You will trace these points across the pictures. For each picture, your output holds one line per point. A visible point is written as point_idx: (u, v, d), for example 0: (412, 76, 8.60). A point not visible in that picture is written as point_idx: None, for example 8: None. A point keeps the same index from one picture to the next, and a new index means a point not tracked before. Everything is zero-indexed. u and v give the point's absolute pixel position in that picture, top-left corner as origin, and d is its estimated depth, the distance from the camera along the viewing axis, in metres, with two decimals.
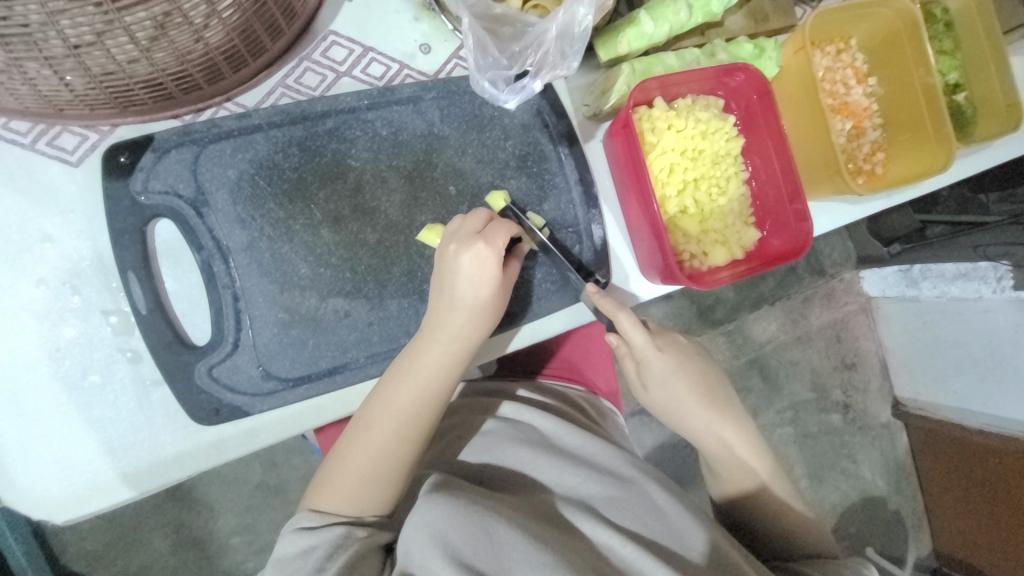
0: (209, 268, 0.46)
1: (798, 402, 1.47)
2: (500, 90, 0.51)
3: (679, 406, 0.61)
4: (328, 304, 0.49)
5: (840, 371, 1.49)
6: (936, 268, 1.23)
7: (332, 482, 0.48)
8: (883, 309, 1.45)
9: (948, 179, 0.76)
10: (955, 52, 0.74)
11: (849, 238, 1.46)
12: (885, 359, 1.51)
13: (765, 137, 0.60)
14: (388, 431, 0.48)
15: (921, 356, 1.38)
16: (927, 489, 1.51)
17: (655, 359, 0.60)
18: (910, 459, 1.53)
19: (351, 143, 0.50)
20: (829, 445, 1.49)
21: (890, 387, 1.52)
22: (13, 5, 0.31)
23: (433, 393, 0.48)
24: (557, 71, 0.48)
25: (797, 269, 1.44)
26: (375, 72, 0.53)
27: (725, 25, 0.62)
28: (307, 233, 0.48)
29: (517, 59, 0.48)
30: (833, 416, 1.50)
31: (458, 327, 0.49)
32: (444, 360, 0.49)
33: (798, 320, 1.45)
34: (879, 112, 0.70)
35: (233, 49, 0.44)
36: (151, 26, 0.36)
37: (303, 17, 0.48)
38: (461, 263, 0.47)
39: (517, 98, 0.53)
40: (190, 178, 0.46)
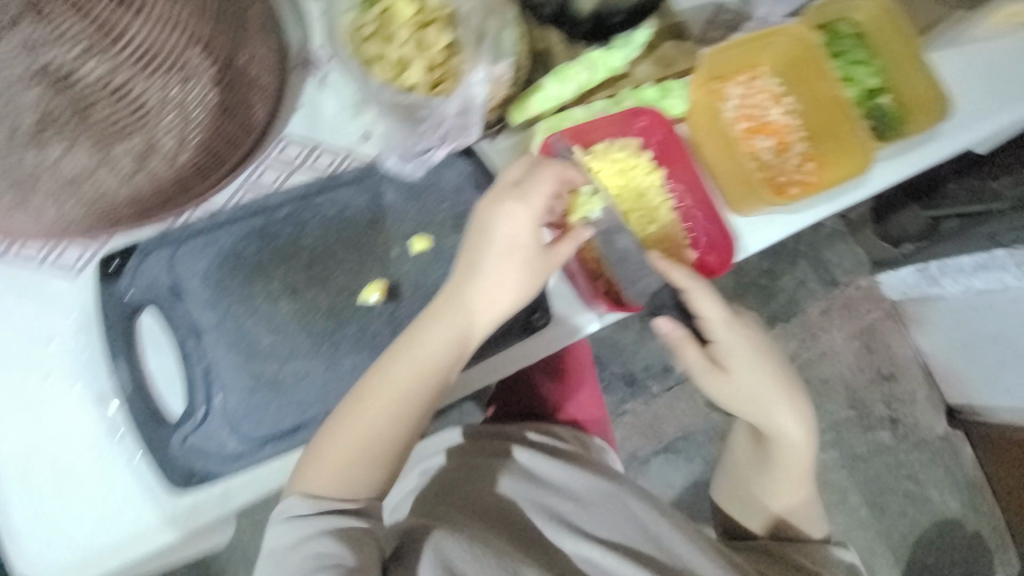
0: (184, 346, 0.53)
1: (837, 422, 1.40)
2: (406, 162, 0.60)
3: (769, 399, 0.67)
4: (288, 367, 0.54)
5: (878, 383, 1.42)
6: (953, 262, 1.13)
7: (317, 466, 0.51)
8: (909, 312, 1.40)
9: (893, 176, 0.77)
10: (871, 60, 0.78)
11: (857, 243, 1.43)
12: (926, 365, 1.43)
13: (683, 167, 0.67)
14: (376, 416, 0.51)
15: (960, 359, 1.30)
16: (1006, 504, 1.37)
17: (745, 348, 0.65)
18: (980, 471, 1.41)
19: (305, 225, 0.58)
20: (881, 466, 1.40)
21: (939, 395, 1.43)
22: (21, 152, 0.44)
23: (424, 378, 0.52)
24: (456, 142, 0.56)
25: (807, 283, 1.42)
26: (324, 162, 0.62)
27: (634, 73, 0.68)
28: (268, 306, 0.55)
29: (416, 137, 0.57)
30: (881, 434, 1.41)
31: (477, 307, 0.53)
32: (440, 342, 0.52)
33: (818, 335, 1.41)
34: (802, 125, 0.74)
35: (199, 166, 0.53)
36: (133, 155, 0.48)
37: (257, 129, 0.58)
38: (500, 228, 0.53)
39: (423, 167, 0.61)
40: (168, 272, 0.55)
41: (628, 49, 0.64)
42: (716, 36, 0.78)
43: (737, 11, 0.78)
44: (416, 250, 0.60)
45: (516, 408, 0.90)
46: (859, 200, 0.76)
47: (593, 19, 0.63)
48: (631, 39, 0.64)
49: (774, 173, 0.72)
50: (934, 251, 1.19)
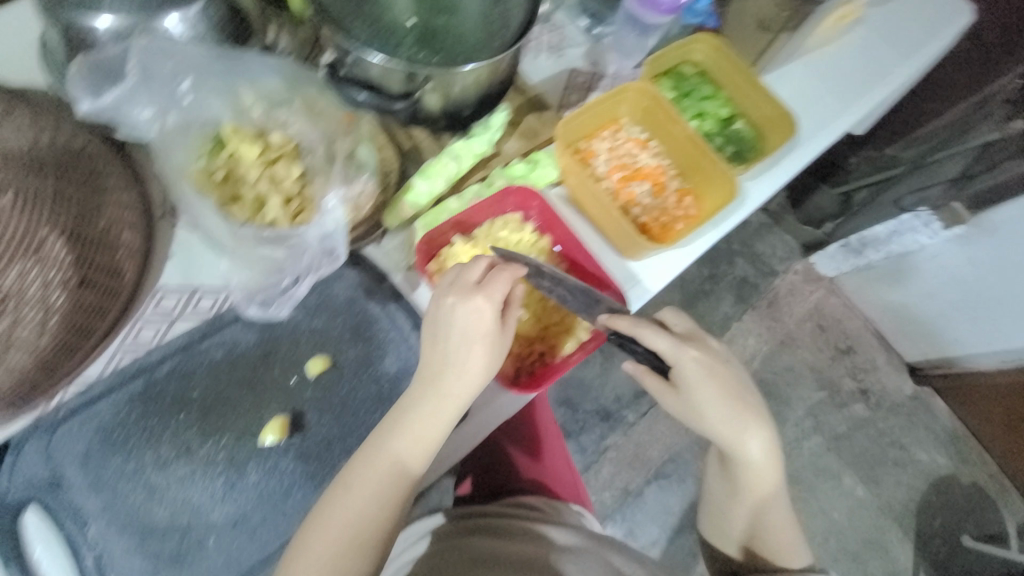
0: (71, 540, 0.50)
1: (812, 407, 1.42)
2: (270, 305, 0.59)
3: (721, 414, 0.63)
4: (191, 536, 0.51)
5: (839, 359, 1.46)
6: (869, 233, 1.25)
7: (300, 570, 0.50)
8: (847, 285, 1.46)
9: (767, 191, 0.82)
10: (719, 92, 0.85)
11: (783, 232, 1.51)
12: (879, 331, 1.48)
13: (564, 231, 0.68)
14: (352, 517, 0.51)
15: (907, 318, 1.36)
16: (993, 447, 1.38)
17: (708, 378, 0.62)
18: (958, 421, 1.43)
19: (190, 376, 0.56)
20: (866, 439, 1.41)
21: (898, 355, 1.47)
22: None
23: (399, 471, 0.52)
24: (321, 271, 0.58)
25: (748, 279, 1.47)
26: (205, 305, 0.60)
27: (502, 152, 0.72)
28: (157, 474, 0.52)
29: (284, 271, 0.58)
30: (856, 407, 1.43)
31: (454, 392, 0.53)
32: (417, 431, 0.52)
33: (770, 327, 1.45)
34: (671, 164, 0.79)
35: (62, 347, 0.52)
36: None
37: (124, 293, 0.56)
38: (456, 316, 0.53)
39: (288, 307, 0.60)
40: (46, 463, 0.52)
41: (489, 133, 0.67)
42: (575, 98, 0.83)
43: (589, 73, 0.85)
44: (314, 373, 0.59)
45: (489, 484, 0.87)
46: (742, 220, 0.80)
47: (445, 114, 0.65)
48: (490, 124, 0.67)
49: (655, 215, 0.76)
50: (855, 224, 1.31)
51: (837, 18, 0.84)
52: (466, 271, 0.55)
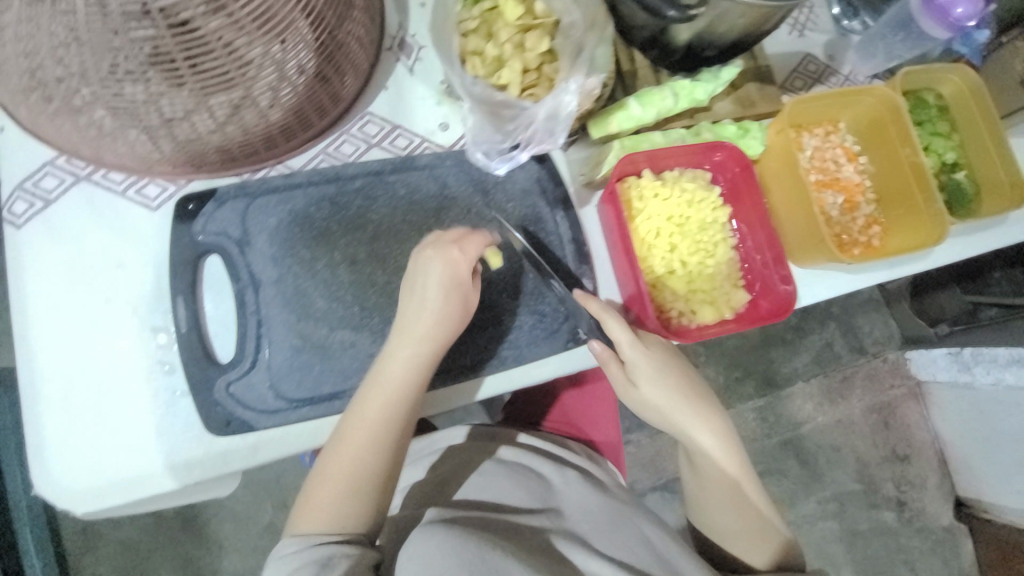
0: (241, 297, 0.54)
1: (842, 493, 1.35)
2: (493, 159, 0.61)
3: (681, 415, 0.64)
4: (336, 335, 0.55)
5: (891, 462, 1.37)
6: (988, 352, 1.17)
7: (310, 503, 0.50)
8: (934, 394, 1.35)
9: (953, 254, 0.76)
10: (951, 133, 0.77)
11: (890, 315, 1.39)
12: (942, 453, 1.38)
13: (750, 208, 0.65)
14: (354, 448, 0.51)
15: (979, 452, 1.26)
16: None
17: (644, 361, 0.60)
18: (980, 572, 1.35)
19: (373, 201, 0.60)
20: (880, 547, 1.34)
21: (950, 485, 1.38)
22: (123, 87, 0.44)
23: (394, 408, 0.51)
24: (545, 145, 0.57)
25: (834, 345, 1.37)
26: (401, 144, 0.63)
27: (712, 109, 0.70)
28: (327, 272, 0.56)
29: (509, 135, 0.57)
30: (885, 513, 1.35)
31: (427, 339, 0.52)
32: (408, 371, 0.52)
33: (836, 401, 1.36)
34: (873, 187, 0.73)
35: (287, 125, 0.55)
36: (227, 106, 0.48)
37: (345, 101, 0.60)
38: (429, 272, 0.52)
39: (508, 165, 0.62)
40: (239, 223, 0.56)
41: (714, 84, 0.64)
42: (798, 86, 0.78)
43: (822, 65, 0.79)
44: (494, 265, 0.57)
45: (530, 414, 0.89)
46: (919, 272, 0.74)
47: (685, 49, 0.64)
48: (720, 76, 0.64)
49: (838, 230, 0.71)
50: (968, 336, 1.17)
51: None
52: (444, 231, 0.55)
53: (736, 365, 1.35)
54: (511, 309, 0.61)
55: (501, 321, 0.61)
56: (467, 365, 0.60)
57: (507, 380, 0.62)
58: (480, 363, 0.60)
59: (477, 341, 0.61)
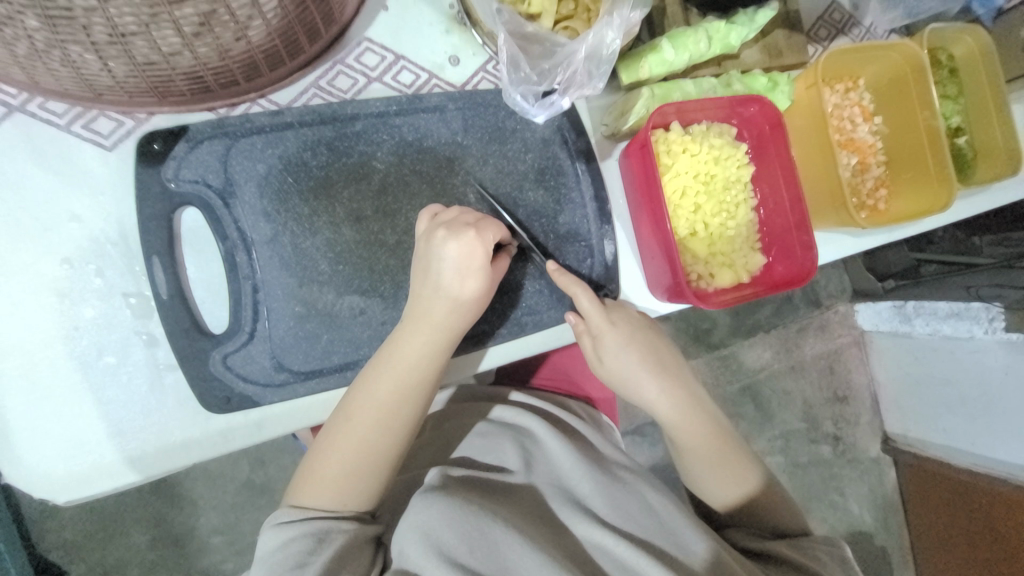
0: (231, 258, 0.47)
1: (789, 432, 1.48)
2: (530, 105, 0.53)
3: (672, 385, 0.62)
4: (345, 301, 0.49)
5: (832, 403, 1.50)
6: (930, 306, 1.24)
7: (312, 478, 0.48)
8: (876, 343, 1.46)
9: (945, 219, 0.78)
10: (958, 97, 0.76)
11: (846, 270, 1.46)
12: (877, 394, 1.52)
13: (775, 167, 0.62)
14: (369, 423, 0.48)
15: (911, 395, 1.39)
16: (912, 525, 1.51)
17: (615, 337, 0.58)
18: (896, 494, 1.54)
19: (377, 146, 0.52)
20: (818, 477, 1.50)
21: (880, 422, 1.53)
22: None
23: (409, 386, 0.48)
24: (584, 91, 0.50)
25: (794, 299, 1.44)
26: (405, 80, 0.55)
27: (740, 58, 0.65)
28: (329, 230, 0.49)
29: (546, 77, 0.49)
30: (823, 448, 1.50)
31: (443, 322, 0.48)
32: (422, 350, 0.48)
33: (793, 350, 1.45)
34: (883, 150, 0.73)
35: (273, 48, 0.45)
36: (197, 20, 0.37)
37: (340, 23, 0.50)
38: (447, 251, 0.47)
39: (546, 113, 0.55)
40: (220, 170, 0.47)
41: (749, 29, 0.59)
42: (822, 36, 0.74)
43: (847, 14, 0.75)
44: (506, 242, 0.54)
45: (530, 374, 0.88)
46: (914, 235, 0.75)
47: None
48: (755, 20, 0.59)
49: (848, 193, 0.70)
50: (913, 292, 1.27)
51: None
52: (461, 210, 0.49)
53: (706, 318, 1.40)
54: (529, 273, 0.58)
55: (520, 284, 0.58)
56: (482, 330, 0.57)
57: (520, 347, 0.59)
58: (496, 329, 0.57)
59: (496, 306, 0.57)
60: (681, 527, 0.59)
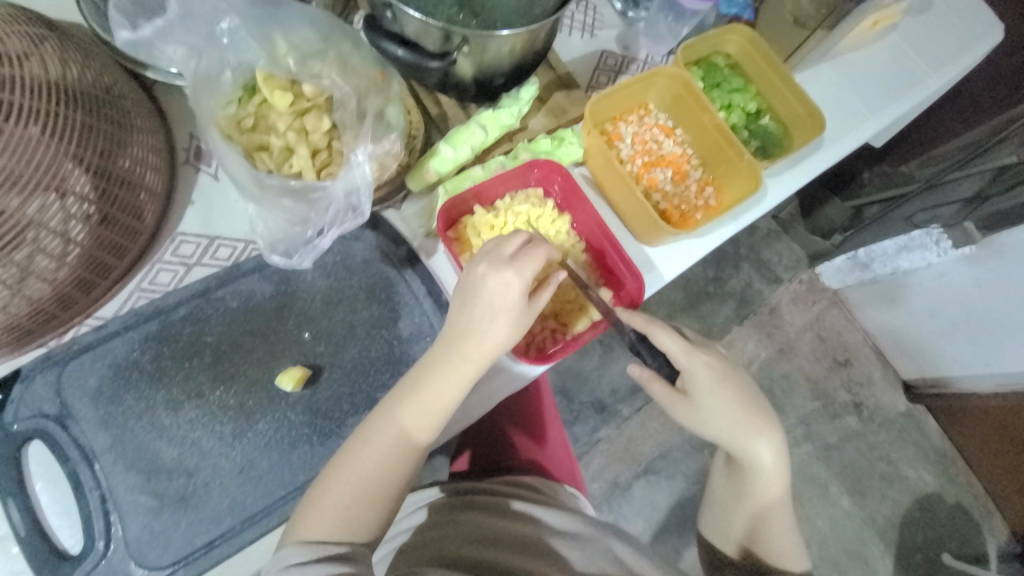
0: (75, 477, 0.50)
1: (805, 415, 1.41)
2: (294, 256, 0.59)
3: (710, 428, 0.66)
4: (196, 478, 0.51)
5: (836, 371, 1.44)
6: (878, 247, 1.23)
7: (320, 511, 0.49)
8: (852, 298, 1.43)
9: (788, 190, 0.81)
10: (747, 86, 0.84)
11: (791, 241, 1.47)
12: (877, 346, 1.46)
13: (584, 211, 0.68)
14: (364, 474, 0.50)
15: (904, 337, 1.34)
16: (977, 468, 1.39)
17: (703, 367, 0.65)
18: (947, 440, 1.43)
19: (204, 322, 0.56)
20: (856, 452, 1.41)
21: (895, 372, 1.46)
22: None
23: (404, 443, 0.51)
24: (346, 223, 0.57)
25: (754, 283, 1.44)
26: (223, 255, 0.60)
27: (528, 128, 0.72)
28: (170, 415, 0.53)
29: (310, 222, 0.57)
30: (848, 420, 1.42)
31: (469, 362, 0.52)
32: (451, 379, 0.52)
33: (773, 333, 1.44)
34: (695, 154, 0.78)
35: (80, 279, 0.51)
36: (14, 273, 0.46)
37: (148, 231, 0.56)
38: (488, 284, 0.52)
39: (311, 257, 0.59)
40: (54, 398, 0.51)
41: (518, 106, 0.67)
42: (605, 81, 0.83)
43: (620, 56, 0.84)
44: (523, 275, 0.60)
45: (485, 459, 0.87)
46: (760, 214, 0.79)
47: (475, 83, 0.65)
48: (520, 97, 0.67)
49: (676, 203, 0.75)
50: (859, 239, 1.27)
51: (870, 24, 0.79)
52: (503, 243, 0.53)
53: None
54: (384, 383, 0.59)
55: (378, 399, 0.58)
56: None
57: None
58: None
59: None
60: None
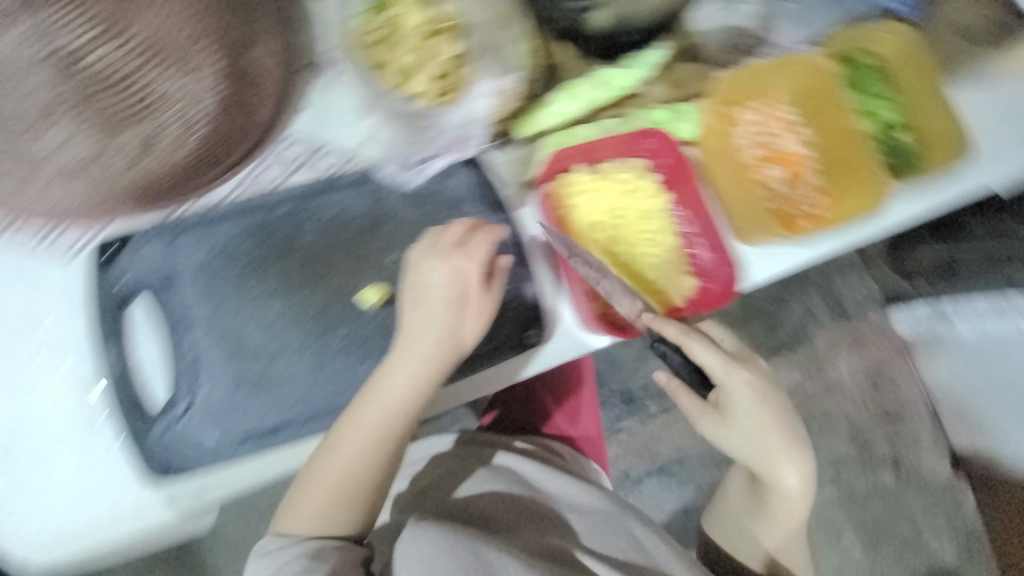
0: (173, 339, 0.54)
1: (836, 459, 1.34)
2: (406, 171, 0.60)
3: (747, 449, 0.68)
4: (273, 367, 0.54)
5: (882, 423, 1.34)
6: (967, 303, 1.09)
7: (292, 507, 0.54)
8: (921, 352, 1.32)
9: (905, 217, 0.75)
10: (890, 92, 0.74)
11: (870, 277, 1.36)
12: (935, 408, 1.36)
13: (691, 190, 0.64)
14: (335, 474, 0.53)
15: (965, 405, 1.23)
16: (1008, 558, 1.29)
17: (748, 389, 0.65)
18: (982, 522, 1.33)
19: (302, 224, 0.58)
20: (879, 507, 1.34)
21: (945, 439, 1.36)
22: None
23: (398, 399, 0.52)
24: (463, 149, 0.60)
25: (816, 312, 1.35)
26: (324, 165, 0.60)
27: (645, 95, 0.65)
28: (259, 303, 0.55)
29: (428, 143, 0.59)
30: (881, 474, 1.34)
31: (420, 357, 0.53)
32: (403, 390, 0.52)
33: (824, 369, 1.35)
34: (817, 156, 0.70)
35: (194, 158, 0.51)
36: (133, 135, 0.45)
37: (261, 129, 0.55)
38: (435, 276, 0.53)
39: (421, 177, 0.61)
40: (164, 263, 0.55)
41: (641, 70, 0.63)
42: (732, 60, 0.75)
43: (759, 36, 0.76)
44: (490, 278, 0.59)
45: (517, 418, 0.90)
46: (868, 236, 0.74)
47: (606, 35, 0.60)
48: (645, 61, 0.63)
49: (783, 207, 0.68)
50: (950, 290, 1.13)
51: None
52: (443, 234, 0.55)
53: None
54: None
55: None
56: None
57: (461, 391, 0.61)
58: None
59: None
60: None
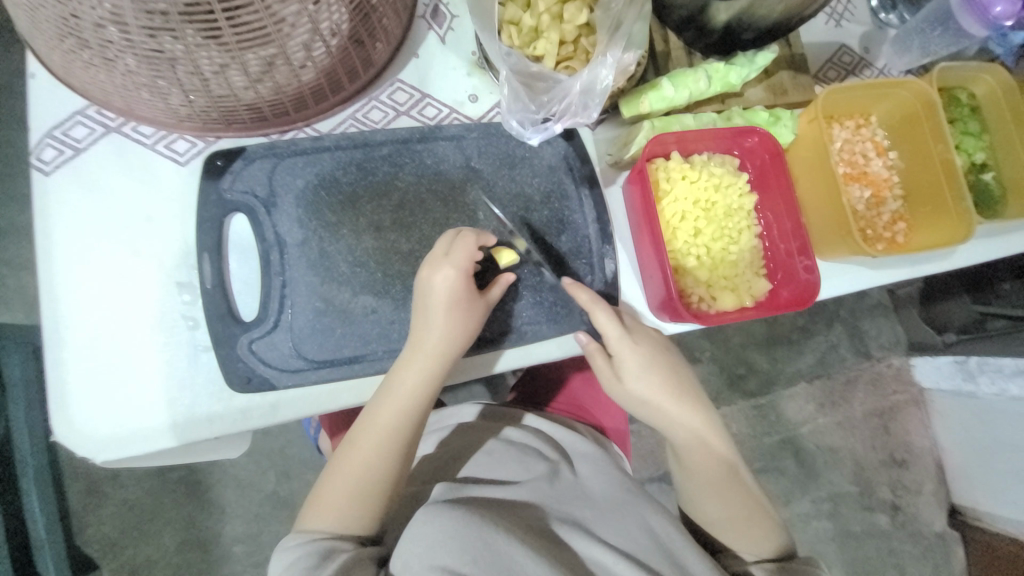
0: (266, 257, 0.55)
1: (837, 494, 1.32)
2: (527, 128, 0.60)
3: (660, 411, 0.62)
4: (358, 300, 0.56)
5: (889, 467, 1.34)
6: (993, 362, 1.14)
7: (320, 503, 0.53)
8: (937, 403, 1.32)
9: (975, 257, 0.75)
10: (981, 133, 0.75)
11: (897, 322, 1.33)
12: (941, 461, 1.35)
13: (777, 195, 0.65)
14: (370, 457, 0.53)
15: (977, 461, 1.23)
16: None
17: (629, 350, 0.59)
18: None
19: (400, 167, 0.59)
20: (873, 550, 1.32)
21: (946, 493, 1.35)
22: (158, 35, 0.42)
23: (428, 384, 0.54)
24: (578, 118, 0.57)
25: (839, 347, 1.32)
26: (429, 114, 0.63)
27: (744, 95, 0.68)
28: (352, 238, 0.57)
29: (544, 107, 0.57)
30: (879, 517, 1.33)
31: (422, 363, 0.53)
32: (415, 383, 0.53)
33: (839, 405, 1.32)
34: (899, 183, 0.73)
35: (318, 86, 0.54)
36: (274, 53, 0.47)
37: (378, 66, 0.59)
38: (437, 284, 0.53)
39: (542, 136, 0.61)
40: (266, 184, 0.56)
41: (748, 70, 0.63)
42: (832, 77, 0.77)
43: (857, 57, 0.77)
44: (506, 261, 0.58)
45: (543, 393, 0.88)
46: (942, 269, 0.73)
47: (723, 30, 0.62)
48: (755, 61, 0.63)
49: (861, 225, 0.70)
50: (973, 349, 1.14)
51: None
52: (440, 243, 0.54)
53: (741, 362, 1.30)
54: (529, 285, 0.61)
55: (518, 294, 0.61)
56: (484, 336, 0.60)
57: (527, 354, 0.62)
58: (498, 336, 0.60)
59: (496, 314, 0.60)
60: (681, 548, 0.57)
